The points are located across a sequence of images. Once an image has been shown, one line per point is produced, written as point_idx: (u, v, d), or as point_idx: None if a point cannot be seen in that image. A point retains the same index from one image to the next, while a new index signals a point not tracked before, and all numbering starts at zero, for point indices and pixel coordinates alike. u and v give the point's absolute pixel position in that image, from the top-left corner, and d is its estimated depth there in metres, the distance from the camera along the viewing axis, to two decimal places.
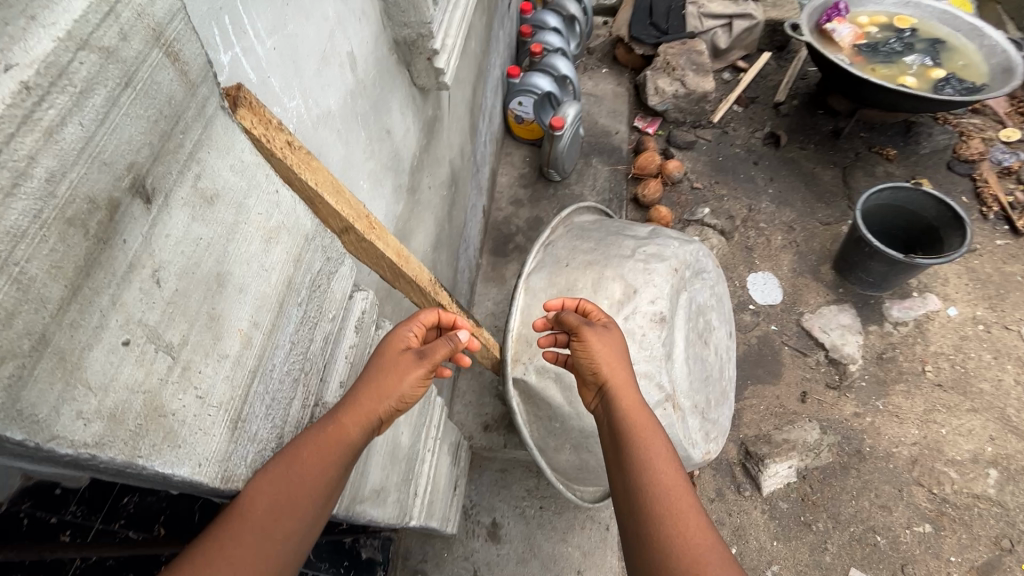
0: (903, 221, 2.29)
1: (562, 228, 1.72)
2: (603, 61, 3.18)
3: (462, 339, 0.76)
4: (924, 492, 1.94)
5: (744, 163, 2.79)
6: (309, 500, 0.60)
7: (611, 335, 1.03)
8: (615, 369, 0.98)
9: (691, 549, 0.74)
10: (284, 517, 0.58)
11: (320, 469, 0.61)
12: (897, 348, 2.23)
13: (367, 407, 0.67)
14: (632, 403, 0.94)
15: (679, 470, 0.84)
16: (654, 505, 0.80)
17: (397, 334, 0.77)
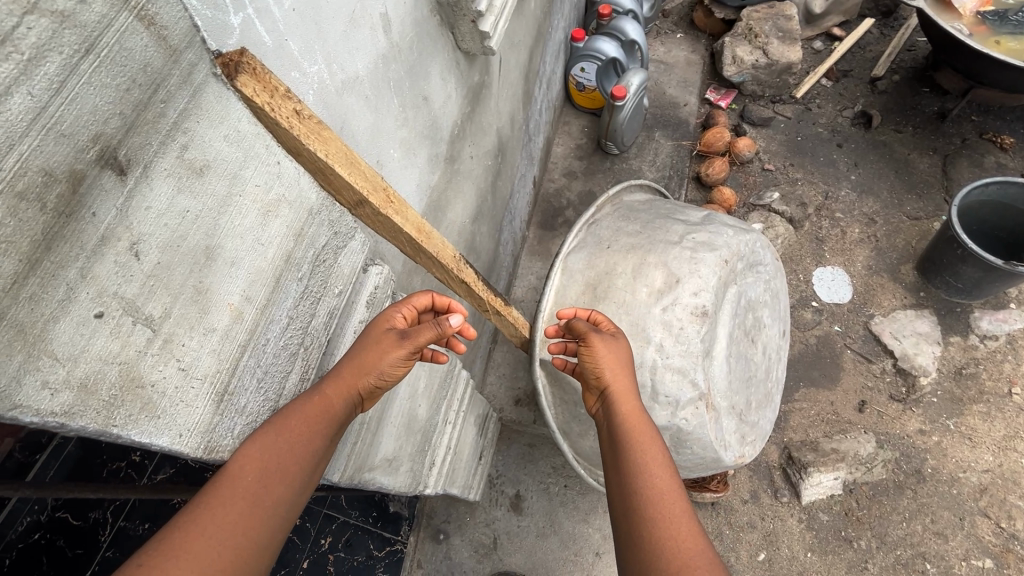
0: (1012, 223, 2.00)
1: (609, 207, 1.64)
2: (678, 25, 2.95)
3: (451, 324, 0.72)
4: (990, 524, 1.76)
5: (826, 144, 2.53)
6: (295, 470, 0.60)
7: (616, 341, 1.02)
8: (618, 377, 0.97)
9: (679, 551, 0.72)
10: (271, 486, 0.57)
11: (306, 440, 0.60)
12: (980, 364, 1.99)
13: (351, 379, 0.66)
14: (632, 409, 0.93)
15: (673, 475, 0.83)
16: (646, 507, 0.78)
17: (385, 313, 0.73)
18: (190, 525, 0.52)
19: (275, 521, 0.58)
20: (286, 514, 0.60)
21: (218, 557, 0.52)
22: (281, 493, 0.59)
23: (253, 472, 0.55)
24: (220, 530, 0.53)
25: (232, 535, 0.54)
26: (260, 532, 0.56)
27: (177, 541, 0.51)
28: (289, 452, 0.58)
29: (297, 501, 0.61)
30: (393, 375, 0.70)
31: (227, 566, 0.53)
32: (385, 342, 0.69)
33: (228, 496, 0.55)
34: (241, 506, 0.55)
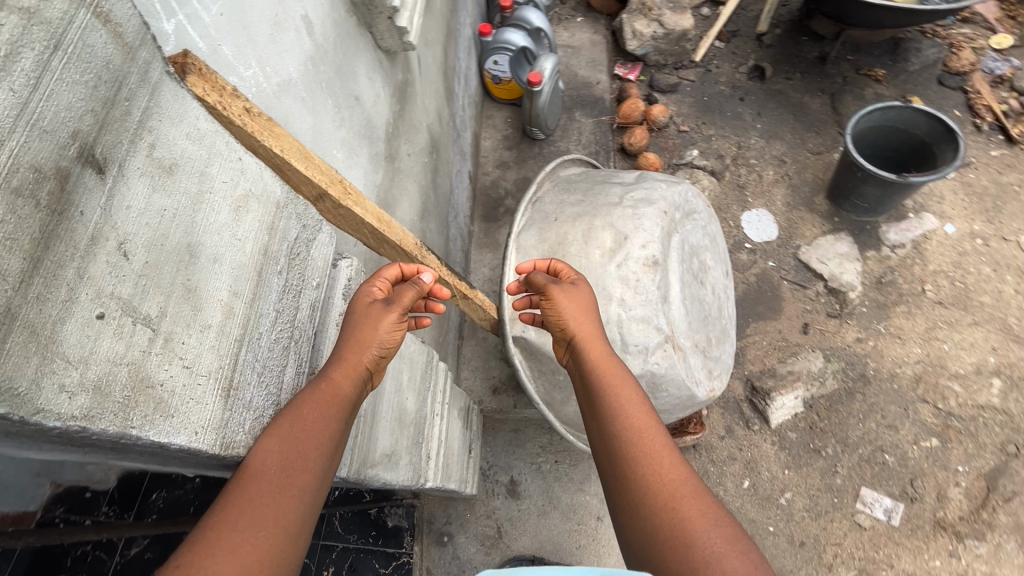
0: (897, 141, 2.25)
1: (548, 184, 1.71)
2: (576, 10, 3.09)
3: (426, 281, 0.78)
4: (930, 408, 1.97)
5: (730, 100, 2.73)
6: (315, 454, 0.60)
7: (578, 290, 1.07)
8: (582, 323, 1.02)
9: (663, 482, 0.77)
10: (294, 474, 0.58)
11: (319, 423, 0.62)
12: (896, 271, 2.22)
13: (354, 358, 0.69)
14: (600, 354, 0.98)
15: (650, 413, 0.88)
16: (629, 447, 0.83)
17: (362, 289, 0.75)
18: (221, 524, 0.53)
19: (303, 508, 0.58)
20: (313, 500, 0.60)
21: (256, 548, 0.53)
22: (304, 481, 0.59)
23: (275, 462, 0.57)
24: (251, 524, 0.53)
25: (264, 526, 0.54)
26: (293, 520, 0.57)
27: (214, 540, 0.51)
28: (308, 438, 0.60)
29: (322, 487, 0.62)
30: (392, 343, 0.73)
31: (265, 557, 0.53)
32: (374, 313, 0.72)
33: (253, 489, 0.55)
34: (267, 497, 0.56)
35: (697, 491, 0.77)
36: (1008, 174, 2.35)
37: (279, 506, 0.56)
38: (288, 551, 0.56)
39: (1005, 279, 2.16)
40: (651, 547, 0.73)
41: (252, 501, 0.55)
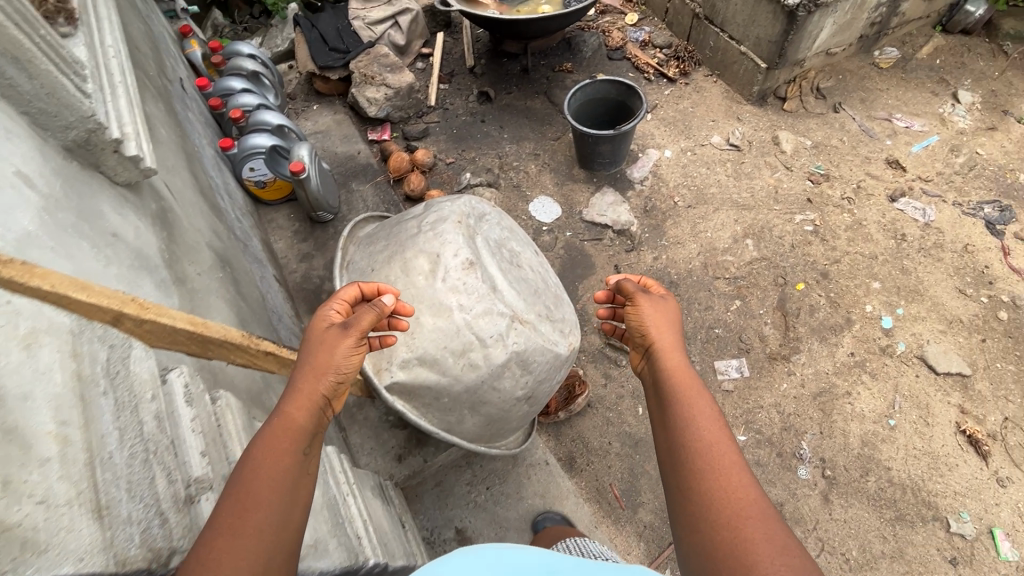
0: (603, 107, 2.82)
1: (353, 246, 1.81)
2: (309, 100, 3.27)
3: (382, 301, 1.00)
4: (723, 281, 2.51)
5: (474, 125, 3.13)
6: (268, 491, 0.75)
7: (661, 304, 1.37)
8: (661, 332, 1.31)
9: (736, 501, 0.98)
10: (248, 512, 0.71)
11: (271, 461, 0.78)
12: (652, 198, 2.76)
13: (308, 390, 0.90)
14: (676, 364, 1.25)
15: (721, 428, 1.11)
16: (698, 457, 1.07)
17: (323, 313, 1.01)
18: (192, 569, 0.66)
19: (264, 536, 0.72)
20: (272, 529, 0.73)
21: (248, 562, 0.69)
22: (260, 515, 0.72)
23: (229, 509, 0.70)
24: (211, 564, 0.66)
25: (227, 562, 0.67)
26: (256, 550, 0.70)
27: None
28: (275, 464, 0.78)
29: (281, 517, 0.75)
30: (347, 365, 0.96)
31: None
32: (332, 339, 0.96)
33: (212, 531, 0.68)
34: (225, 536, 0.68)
35: (767, 516, 0.97)
36: (682, 101, 3.10)
37: (240, 539, 0.69)
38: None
39: (717, 170, 2.82)
40: (709, 548, 0.96)
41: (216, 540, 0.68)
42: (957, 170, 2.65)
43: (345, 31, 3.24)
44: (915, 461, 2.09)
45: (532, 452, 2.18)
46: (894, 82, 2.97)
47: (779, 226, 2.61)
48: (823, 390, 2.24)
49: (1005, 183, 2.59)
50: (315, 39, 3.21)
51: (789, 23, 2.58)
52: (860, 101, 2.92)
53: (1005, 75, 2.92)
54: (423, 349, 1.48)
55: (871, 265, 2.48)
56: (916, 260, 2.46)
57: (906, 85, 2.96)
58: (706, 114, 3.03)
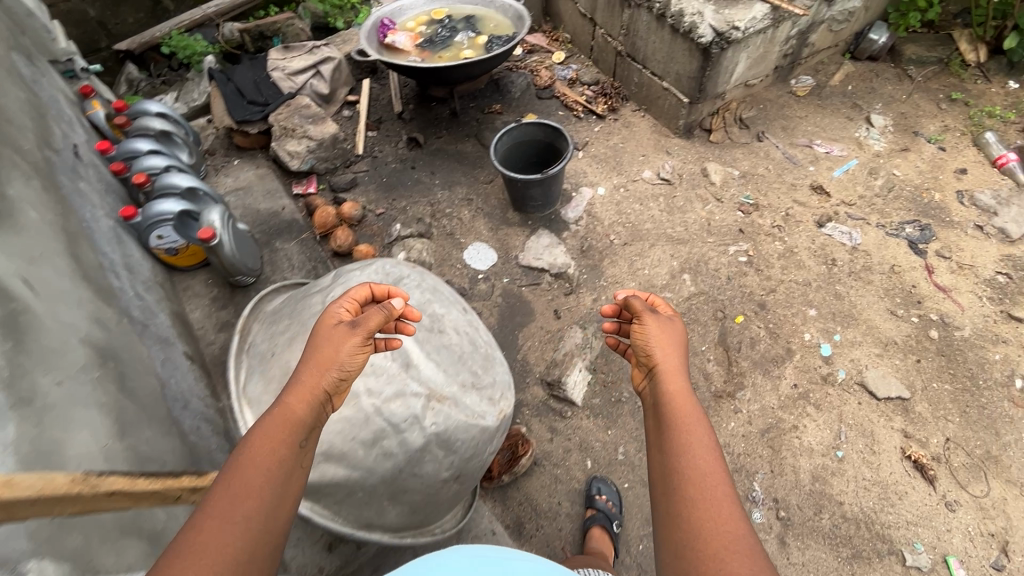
0: (533, 149, 2.79)
1: (257, 324, 1.66)
2: (229, 155, 3.13)
3: (382, 308, 1.22)
4: None
5: (405, 172, 3.05)
6: (265, 469, 0.99)
7: (668, 326, 1.44)
8: (664, 354, 1.38)
9: (720, 529, 1.02)
10: (249, 484, 0.96)
11: (270, 445, 1.02)
12: (588, 237, 2.72)
13: (310, 382, 1.14)
14: (675, 386, 1.32)
15: (713, 454, 1.16)
16: (686, 478, 1.12)
17: (331, 313, 1.25)
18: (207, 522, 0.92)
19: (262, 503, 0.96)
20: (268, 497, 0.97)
21: (248, 520, 0.93)
22: (259, 487, 0.97)
23: (235, 482, 0.96)
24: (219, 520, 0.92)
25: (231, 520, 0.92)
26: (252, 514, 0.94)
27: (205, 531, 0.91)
28: (274, 450, 1.02)
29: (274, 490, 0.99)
30: (347, 362, 1.20)
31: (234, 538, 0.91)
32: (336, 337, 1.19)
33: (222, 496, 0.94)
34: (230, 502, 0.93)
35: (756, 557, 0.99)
36: (612, 137, 3.11)
37: (242, 503, 0.94)
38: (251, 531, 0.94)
39: (650, 205, 2.81)
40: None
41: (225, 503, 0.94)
42: (877, 192, 2.71)
43: (263, 83, 3.13)
44: (865, 492, 2.05)
45: (477, 521, 2.04)
46: (811, 108, 3.06)
47: (714, 259, 2.60)
48: (770, 426, 2.20)
49: (923, 202, 2.67)
50: (231, 92, 3.08)
51: (705, 60, 2.61)
52: (781, 129, 2.99)
53: (912, 98, 3.05)
54: (328, 443, 1.35)
55: (806, 292, 2.48)
56: (848, 284, 2.49)
57: (823, 111, 3.05)
58: (635, 149, 3.04)
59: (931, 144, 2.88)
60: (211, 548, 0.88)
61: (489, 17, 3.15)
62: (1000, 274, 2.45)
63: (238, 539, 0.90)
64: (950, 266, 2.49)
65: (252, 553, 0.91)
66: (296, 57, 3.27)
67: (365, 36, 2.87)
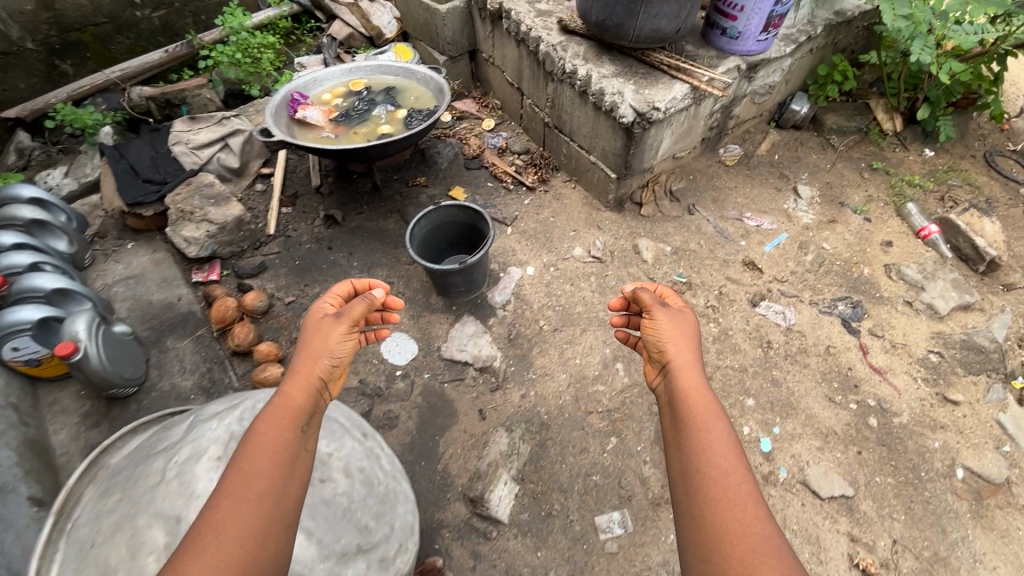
0: (455, 229, 2.62)
1: (89, 489, 1.36)
2: (123, 237, 2.83)
3: (368, 296, 1.52)
4: (596, 415, 2.28)
5: (320, 253, 2.82)
6: (280, 437, 1.20)
7: (674, 315, 1.59)
8: (673, 340, 1.54)
9: (724, 484, 1.15)
10: (264, 453, 1.16)
11: (280, 420, 1.24)
12: (516, 323, 2.54)
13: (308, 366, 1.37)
14: (685, 366, 1.47)
15: (722, 421, 1.29)
16: (692, 443, 1.26)
17: (316, 312, 1.52)
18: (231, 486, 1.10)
19: (279, 462, 1.16)
20: (284, 457, 1.17)
21: (268, 477, 1.13)
22: (276, 451, 1.17)
23: (255, 452, 1.16)
24: (246, 482, 1.11)
25: (257, 478, 1.12)
26: (272, 472, 1.14)
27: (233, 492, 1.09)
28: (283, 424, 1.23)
29: (289, 452, 1.19)
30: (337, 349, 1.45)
31: (262, 494, 1.10)
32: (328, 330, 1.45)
33: (244, 463, 1.14)
34: (251, 468, 1.13)
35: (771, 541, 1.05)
36: (542, 211, 2.99)
37: (262, 468, 1.13)
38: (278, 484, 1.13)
39: (582, 285, 2.67)
40: (706, 524, 1.11)
41: (249, 468, 1.13)
42: (808, 267, 2.66)
43: (162, 159, 2.87)
44: None
45: None
46: (740, 179, 3.03)
47: None
48: None
49: (853, 277, 2.63)
50: (125, 170, 2.81)
51: (628, 138, 2.53)
52: (712, 201, 2.94)
53: (836, 167, 3.07)
54: None
55: (743, 378, 2.36)
56: (784, 369, 2.38)
57: (752, 181, 3.03)
58: (566, 223, 2.92)
59: (857, 214, 2.88)
60: (236, 506, 1.07)
61: (410, 88, 3.02)
62: (932, 352, 2.40)
63: (260, 496, 1.10)
64: (884, 344, 2.43)
65: (275, 504, 1.10)
66: (202, 129, 3.04)
67: (272, 112, 2.65)
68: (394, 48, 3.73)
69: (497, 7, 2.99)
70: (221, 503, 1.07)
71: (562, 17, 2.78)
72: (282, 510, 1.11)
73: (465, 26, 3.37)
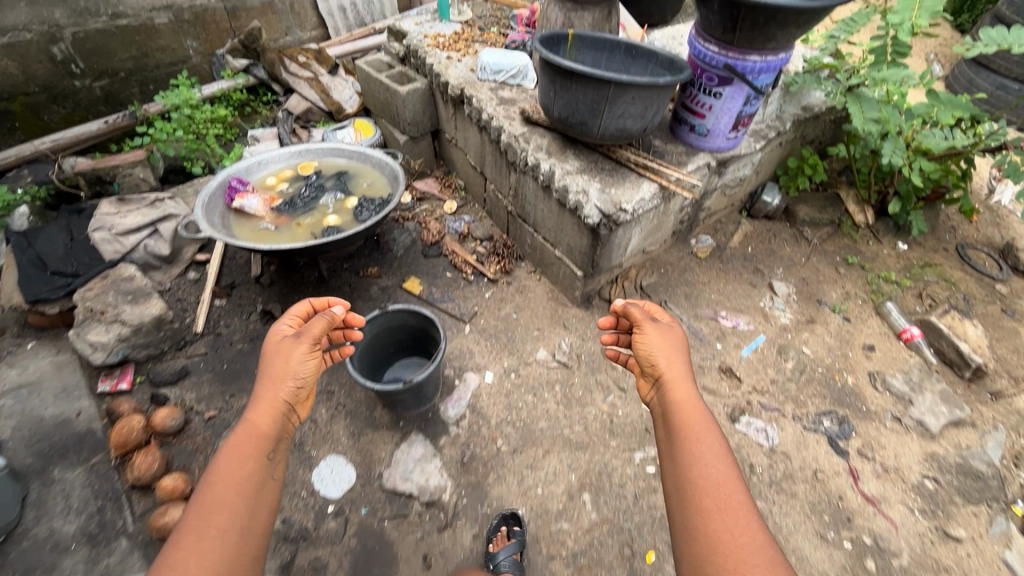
0: (406, 331, 2.36)
1: None
2: (24, 335, 2.48)
3: (325, 313, 1.59)
4: (560, 560, 1.96)
5: (253, 355, 2.50)
6: (247, 464, 1.29)
7: (666, 331, 1.58)
8: (666, 354, 1.53)
9: (718, 498, 1.17)
10: (226, 481, 1.24)
11: (244, 449, 1.32)
12: (471, 444, 2.24)
13: (268, 394, 1.45)
14: (678, 378, 1.47)
15: (715, 433, 1.31)
16: (684, 458, 1.28)
17: (274, 333, 1.59)
18: (196, 512, 1.18)
19: (241, 488, 1.24)
20: (248, 482, 1.26)
21: (230, 502, 1.21)
22: (238, 476, 1.26)
23: (217, 481, 1.24)
24: (207, 510, 1.18)
25: (220, 504, 1.20)
26: (235, 500, 1.22)
27: (195, 517, 1.17)
28: (245, 451, 1.32)
29: (253, 476, 1.28)
30: (298, 369, 1.51)
31: (225, 523, 1.17)
32: (285, 350, 1.52)
33: (208, 493, 1.21)
34: (212, 498, 1.20)
35: (764, 554, 1.08)
36: (504, 306, 2.76)
37: (221, 497, 1.21)
38: (239, 511, 1.21)
39: (546, 397, 2.40)
40: (699, 545, 1.13)
41: (209, 498, 1.20)
42: (789, 376, 2.46)
43: (78, 248, 2.58)
44: None
45: None
46: (713, 273, 2.87)
47: (618, 470, 2.18)
48: None
49: (836, 387, 2.43)
50: (32, 260, 2.50)
51: (594, 239, 2.34)
52: (684, 297, 2.76)
53: (811, 260, 2.95)
54: None
55: None
56: (769, 499, 2.13)
57: (725, 275, 2.86)
58: (530, 321, 2.69)
59: (836, 314, 2.72)
60: (201, 532, 1.14)
61: (363, 173, 2.83)
62: (927, 478, 2.18)
63: (223, 523, 1.17)
64: (875, 468, 2.21)
65: (239, 533, 1.18)
66: (130, 213, 2.76)
67: (203, 201, 2.40)
68: (354, 123, 3.60)
69: (459, 92, 2.86)
70: (185, 534, 1.14)
71: (525, 107, 2.66)
72: (247, 536, 1.19)
73: (427, 107, 3.23)
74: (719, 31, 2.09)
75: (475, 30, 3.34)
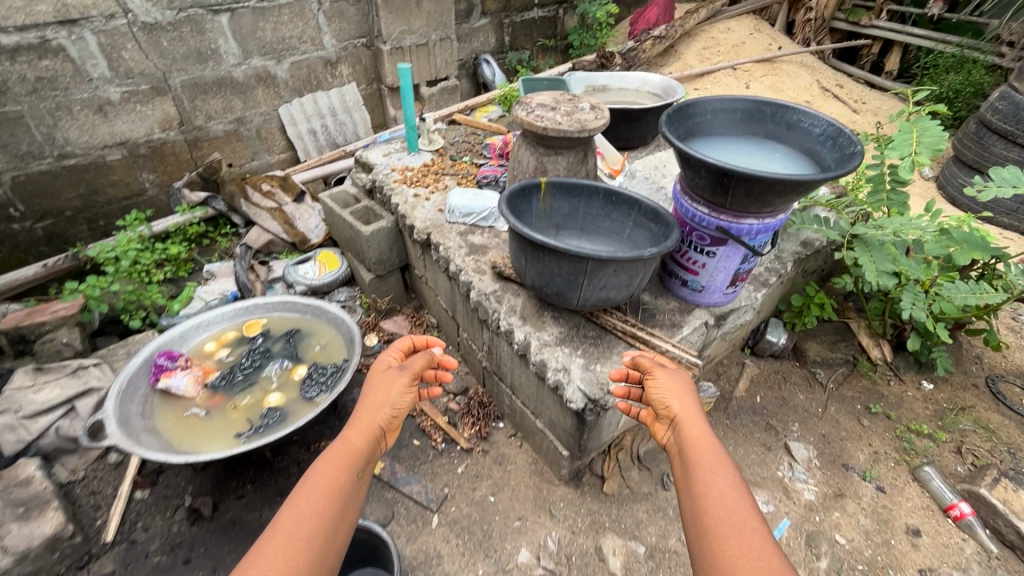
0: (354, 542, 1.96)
1: None
2: None
3: (425, 353, 1.81)
4: None
5: (170, 572, 2.04)
6: (344, 473, 1.51)
7: (675, 376, 1.54)
8: (677, 395, 1.50)
9: (741, 527, 1.15)
10: (325, 486, 1.45)
11: (343, 460, 1.54)
12: None
13: (368, 416, 1.68)
14: (691, 417, 1.44)
15: (730, 468, 1.29)
16: (700, 486, 1.27)
17: (378, 363, 1.82)
18: (290, 507, 1.40)
19: (332, 494, 1.45)
20: (343, 492, 1.47)
21: (320, 504, 1.41)
22: (333, 482, 1.47)
23: (315, 483, 1.46)
24: (301, 509, 1.39)
25: (314, 504, 1.41)
26: (327, 504, 1.42)
27: (287, 514, 1.38)
28: (342, 461, 1.54)
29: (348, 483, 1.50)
30: (399, 397, 1.74)
31: (315, 518, 1.38)
32: (387, 378, 1.75)
33: (303, 494, 1.43)
34: (307, 499, 1.42)
35: None
36: (479, 485, 2.35)
37: (317, 497, 1.42)
38: (327, 514, 1.41)
39: None
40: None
41: (302, 498, 1.41)
42: None
43: None
44: None
45: None
46: (720, 432, 2.49)
47: None
48: None
49: None
50: None
51: (579, 423, 1.98)
52: None
53: (828, 410, 2.59)
54: None
55: None
56: None
57: (734, 436, 2.48)
58: (510, 507, 2.26)
59: (867, 483, 2.32)
60: (293, 528, 1.35)
61: (317, 330, 2.50)
62: None
63: (315, 524, 1.37)
64: None
65: (326, 538, 1.37)
66: (45, 387, 2.40)
67: (119, 390, 2.04)
68: (318, 255, 3.34)
69: (425, 237, 2.60)
70: (281, 526, 1.35)
71: (496, 258, 2.39)
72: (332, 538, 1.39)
73: (394, 244, 2.96)
74: (708, 194, 1.84)
75: (446, 161, 3.17)
